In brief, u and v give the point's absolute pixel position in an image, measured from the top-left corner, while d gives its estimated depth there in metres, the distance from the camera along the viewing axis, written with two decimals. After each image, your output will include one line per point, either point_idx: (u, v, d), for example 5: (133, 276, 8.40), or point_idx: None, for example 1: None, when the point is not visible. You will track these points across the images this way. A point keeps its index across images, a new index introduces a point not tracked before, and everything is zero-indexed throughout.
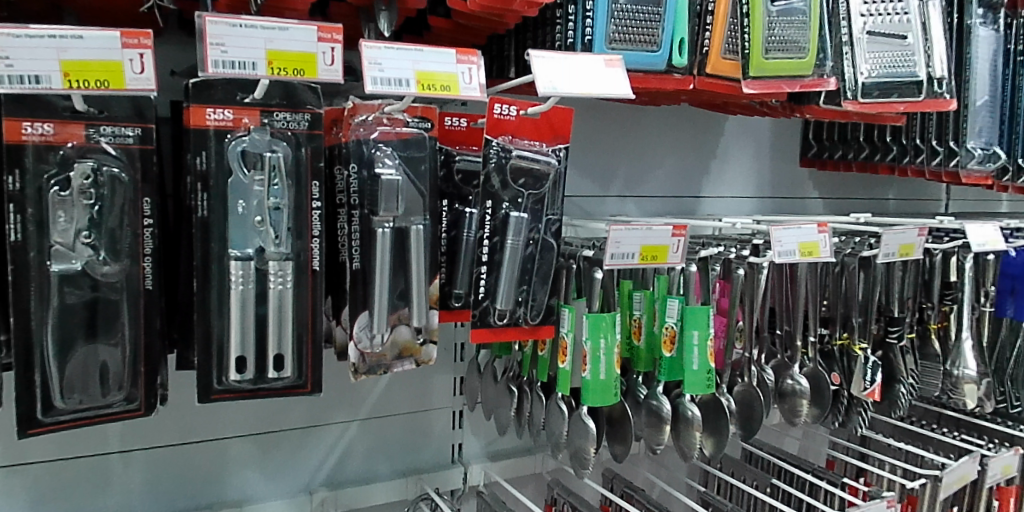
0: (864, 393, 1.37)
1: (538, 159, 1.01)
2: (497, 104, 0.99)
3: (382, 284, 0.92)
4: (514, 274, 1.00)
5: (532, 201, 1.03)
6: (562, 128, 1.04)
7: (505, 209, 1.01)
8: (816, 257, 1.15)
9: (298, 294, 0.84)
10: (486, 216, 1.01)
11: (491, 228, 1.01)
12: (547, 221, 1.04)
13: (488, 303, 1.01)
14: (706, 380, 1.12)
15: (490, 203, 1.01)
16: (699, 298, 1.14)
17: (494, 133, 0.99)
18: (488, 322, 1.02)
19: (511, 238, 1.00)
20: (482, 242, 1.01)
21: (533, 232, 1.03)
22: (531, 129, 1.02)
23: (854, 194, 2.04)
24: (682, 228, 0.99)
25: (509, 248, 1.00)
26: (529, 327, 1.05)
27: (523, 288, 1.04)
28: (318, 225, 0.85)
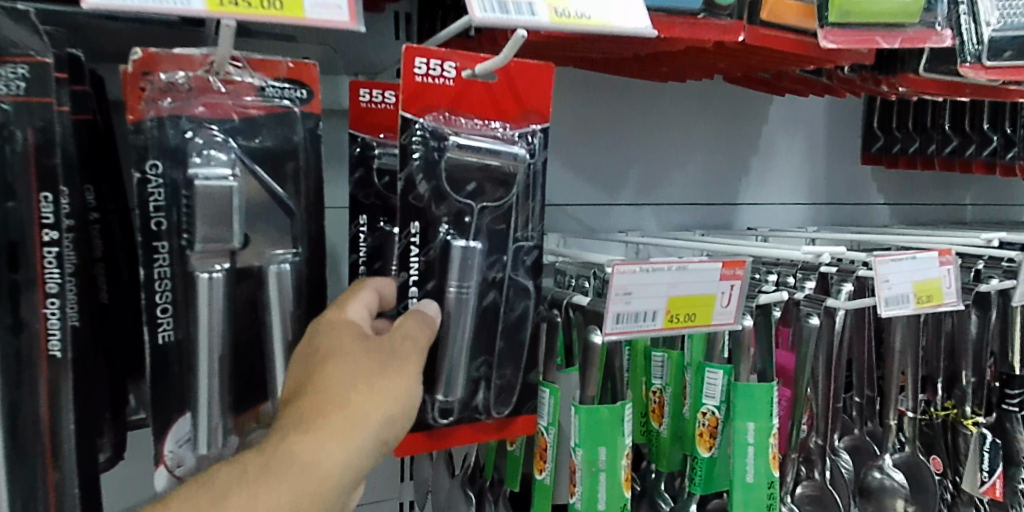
0: (980, 490, 0.97)
1: (497, 152, 0.60)
2: (419, 58, 0.57)
3: (208, 374, 0.52)
4: (464, 342, 0.59)
5: (488, 218, 0.62)
6: (535, 99, 0.62)
7: (442, 234, 0.60)
8: (937, 305, 0.76)
9: (18, 405, 0.44)
10: (412, 248, 0.59)
11: (419, 268, 0.60)
12: (515, 247, 0.63)
13: (419, 391, 0.61)
14: (767, 498, 0.72)
15: (417, 225, 0.59)
16: (755, 369, 0.74)
17: (417, 108, 0.58)
18: (424, 422, 0.61)
19: (453, 285, 0.58)
20: (408, 293, 0.59)
21: (490, 268, 0.62)
22: (483, 102, 0.60)
23: (929, 199, 1.58)
24: (738, 266, 0.59)
25: (450, 302, 0.58)
26: (484, 422, 0.64)
27: (477, 361, 0.63)
28: (54, 275, 0.45)
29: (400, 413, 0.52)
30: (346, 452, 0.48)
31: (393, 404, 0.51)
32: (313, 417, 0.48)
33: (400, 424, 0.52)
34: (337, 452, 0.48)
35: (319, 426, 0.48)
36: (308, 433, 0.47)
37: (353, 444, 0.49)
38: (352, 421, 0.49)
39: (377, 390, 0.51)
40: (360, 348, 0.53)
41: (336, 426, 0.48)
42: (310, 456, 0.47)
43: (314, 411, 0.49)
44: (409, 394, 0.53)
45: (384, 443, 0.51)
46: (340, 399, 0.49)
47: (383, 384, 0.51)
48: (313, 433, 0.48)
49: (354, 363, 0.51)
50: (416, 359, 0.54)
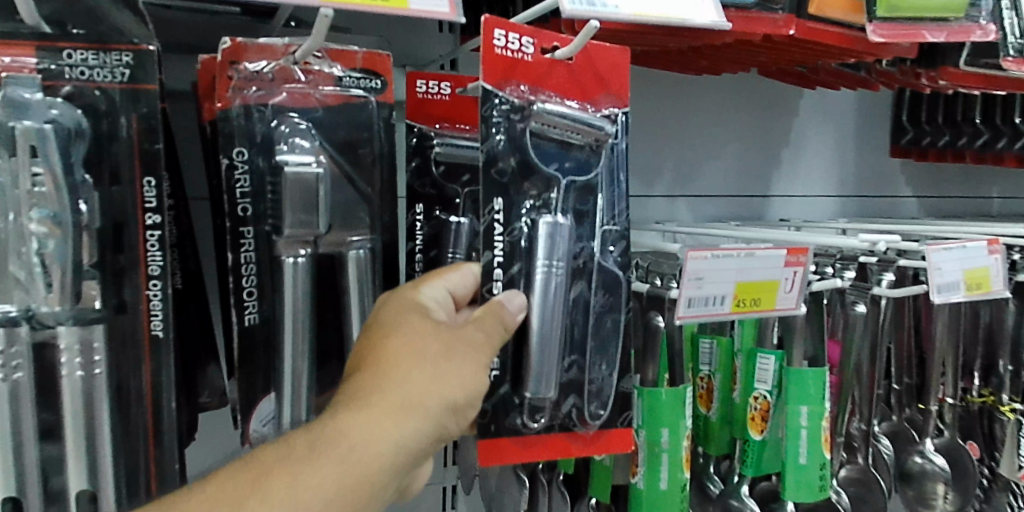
0: (1017, 474, 0.96)
1: (581, 123, 0.59)
2: (498, 31, 0.56)
3: (293, 353, 0.54)
4: (553, 333, 0.55)
5: (577, 200, 0.62)
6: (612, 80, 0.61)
7: (525, 215, 0.59)
8: (986, 293, 0.78)
9: (122, 382, 0.46)
10: (497, 226, 0.57)
11: (502, 250, 0.57)
12: (602, 232, 0.62)
13: (506, 390, 0.57)
14: (819, 480, 0.73)
15: (500, 204, 0.57)
16: (808, 355, 0.75)
17: (498, 80, 0.56)
18: (512, 424, 0.57)
19: (540, 262, 0.55)
20: (493, 277, 0.57)
21: (577, 255, 0.60)
22: (563, 79, 0.59)
23: (957, 192, 1.58)
24: (802, 254, 0.61)
25: (537, 284, 0.55)
26: (581, 435, 0.60)
27: (568, 358, 0.60)
28: (156, 257, 0.46)
29: (461, 398, 0.51)
30: (395, 430, 0.48)
31: (454, 389, 0.50)
32: (363, 397, 0.48)
33: (461, 410, 0.51)
34: (385, 433, 0.47)
35: (369, 408, 0.48)
36: (356, 413, 0.47)
37: (405, 423, 0.48)
38: (404, 402, 0.48)
39: (438, 374, 0.50)
40: (429, 330, 0.51)
41: (386, 405, 0.48)
42: (355, 436, 0.46)
43: (369, 387, 0.48)
44: (475, 380, 0.51)
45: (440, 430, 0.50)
46: (395, 376, 0.49)
47: (444, 367, 0.50)
48: (364, 413, 0.47)
49: (417, 345, 0.50)
50: (488, 346, 0.52)
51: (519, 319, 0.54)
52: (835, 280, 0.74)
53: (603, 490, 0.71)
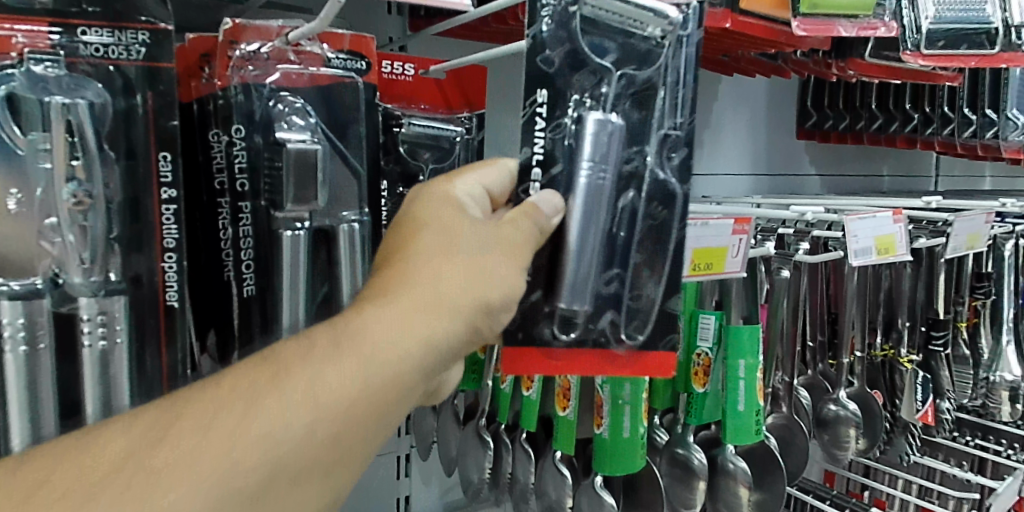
0: (916, 416, 1.12)
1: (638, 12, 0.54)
2: None
3: (292, 322, 0.57)
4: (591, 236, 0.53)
5: (625, 96, 0.57)
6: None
7: (573, 108, 0.55)
8: (893, 256, 0.90)
9: (141, 351, 0.49)
10: (539, 118, 0.54)
11: (544, 148, 0.55)
12: (661, 135, 0.56)
13: (538, 301, 0.55)
14: (755, 424, 0.82)
15: (544, 94, 0.55)
16: (743, 314, 0.84)
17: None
18: (538, 335, 0.55)
19: (584, 166, 0.53)
20: (530, 175, 0.54)
21: (626, 159, 0.56)
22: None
23: (856, 170, 1.72)
24: (745, 222, 0.70)
25: (580, 188, 0.53)
26: (617, 354, 0.57)
27: (616, 271, 0.57)
28: (171, 231, 0.50)
29: (495, 297, 0.47)
30: (415, 330, 0.43)
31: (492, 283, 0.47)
32: (389, 285, 0.44)
33: (495, 310, 0.48)
34: (412, 331, 0.43)
35: (401, 299, 0.44)
36: (376, 311, 0.43)
37: (426, 322, 0.44)
38: (426, 301, 0.44)
39: (473, 263, 0.47)
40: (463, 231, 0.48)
41: (405, 304, 0.44)
42: (378, 329, 0.42)
43: (388, 290, 0.44)
44: (511, 278, 0.48)
45: (475, 328, 0.47)
46: (418, 281, 0.45)
47: (476, 265, 0.47)
48: (394, 299, 0.44)
49: (449, 236, 0.48)
50: (526, 244, 0.49)
51: (555, 219, 0.52)
52: (766, 247, 0.83)
53: (568, 444, 0.78)
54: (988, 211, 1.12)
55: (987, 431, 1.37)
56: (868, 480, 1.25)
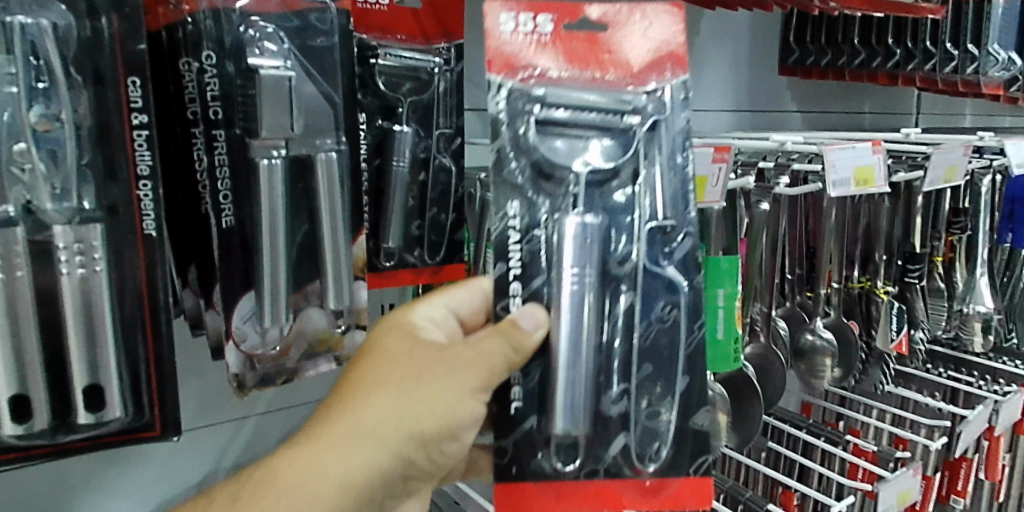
0: (891, 346, 1.15)
1: (593, 107, 0.57)
2: (505, 14, 0.56)
3: (273, 251, 0.57)
4: (582, 345, 0.52)
5: (600, 199, 0.58)
6: (630, 44, 0.58)
7: (545, 217, 0.56)
8: (872, 188, 0.90)
9: (120, 280, 0.48)
10: (512, 235, 0.55)
11: (520, 260, 0.55)
12: (649, 232, 0.58)
13: (535, 423, 0.56)
14: (733, 352, 0.84)
15: (515, 204, 0.55)
16: (723, 245, 0.84)
17: (505, 66, 0.56)
18: (541, 467, 0.56)
19: (568, 268, 0.53)
20: (509, 292, 0.56)
21: (608, 262, 0.57)
22: (579, 51, 0.58)
23: (837, 108, 1.71)
24: (725, 151, 0.72)
25: (566, 295, 0.53)
26: (633, 484, 0.57)
27: (621, 384, 0.57)
28: (145, 157, 0.49)
29: (431, 428, 0.53)
30: (340, 458, 0.51)
31: (428, 413, 0.52)
32: (329, 425, 0.52)
33: (433, 440, 0.53)
34: (337, 462, 0.51)
35: (334, 443, 0.51)
36: (312, 444, 0.52)
37: (352, 453, 0.51)
38: (358, 432, 0.52)
39: (414, 400, 0.52)
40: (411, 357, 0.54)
41: (337, 435, 0.52)
42: (309, 462, 0.51)
43: (330, 417, 0.52)
44: (455, 409, 0.53)
45: (414, 457, 0.53)
46: (355, 408, 0.52)
47: (410, 397, 0.53)
48: (328, 442, 0.52)
49: (393, 371, 0.53)
50: (478, 366, 0.53)
51: (538, 333, 0.53)
52: (746, 180, 0.86)
53: None
54: (966, 144, 1.12)
55: (959, 363, 1.40)
56: (843, 410, 1.28)
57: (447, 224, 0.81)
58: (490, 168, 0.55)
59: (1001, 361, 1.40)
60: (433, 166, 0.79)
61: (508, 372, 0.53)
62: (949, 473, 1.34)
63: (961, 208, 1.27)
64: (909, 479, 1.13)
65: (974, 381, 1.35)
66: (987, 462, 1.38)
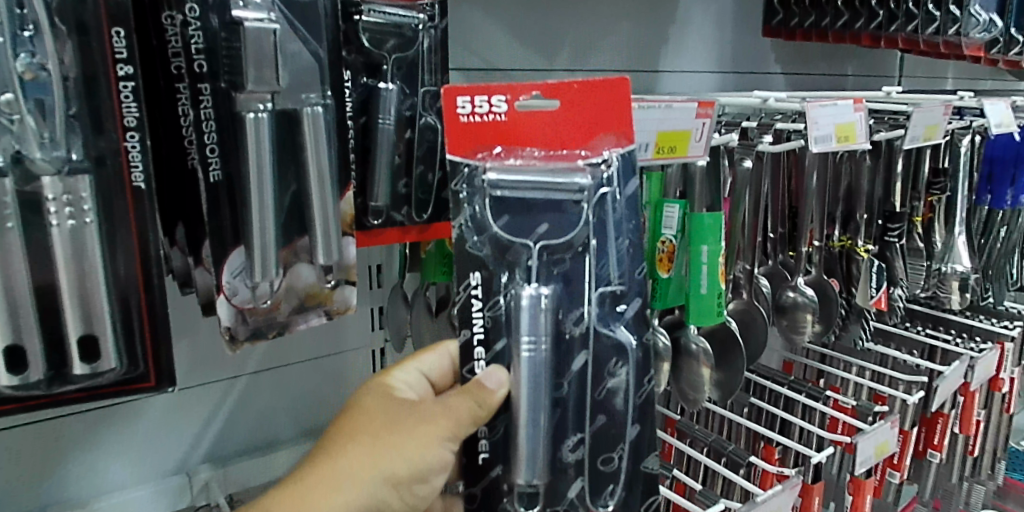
0: (870, 303, 1.16)
1: (547, 183, 0.60)
2: (462, 97, 0.61)
3: (262, 205, 0.58)
4: (540, 406, 0.57)
5: (552, 273, 0.62)
6: (579, 120, 0.63)
7: (505, 288, 0.61)
8: (853, 144, 0.91)
9: (112, 232, 0.49)
10: (476, 302, 0.61)
11: (483, 326, 0.61)
12: (599, 296, 0.62)
13: (498, 472, 0.62)
14: (717, 306, 0.86)
15: (477, 276, 0.61)
16: (707, 203, 0.85)
17: (463, 150, 0.62)
18: (504, 505, 0.63)
19: (524, 341, 0.56)
20: (473, 355, 0.62)
21: (562, 329, 0.62)
22: (533, 130, 0.62)
23: (820, 70, 1.71)
24: (708, 106, 0.73)
25: (523, 362, 0.56)
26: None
27: (576, 435, 0.63)
28: (132, 109, 0.49)
29: (402, 475, 0.59)
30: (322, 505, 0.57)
31: (402, 460, 0.58)
32: (310, 477, 0.58)
33: (404, 486, 0.59)
34: (318, 510, 0.56)
35: (318, 491, 0.57)
36: (295, 492, 0.57)
37: (332, 501, 0.57)
38: (337, 483, 0.57)
39: (387, 454, 0.58)
40: (385, 417, 0.61)
41: (318, 485, 0.57)
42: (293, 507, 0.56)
43: (313, 472, 0.58)
44: (422, 458, 0.59)
45: (387, 502, 0.59)
46: (335, 464, 0.58)
47: (384, 451, 0.59)
48: (312, 490, 0.57)
49: (370, 427, 0.60)
50: (443, 421, 0.59)
51: (501, 392, 0.58)
52: (729, 137, 0.86)
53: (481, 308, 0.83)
54: (946, 104, 1.14)
55: (936, 322, 1.43)
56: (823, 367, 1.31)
57: (435, 181, 0.81)
58: (453, 243, 0.61)
59: (977, 319, 1.43)
60: (418, 125, 0.80)
61: (471, 427, 0.59)
62: (925, 428, 1.35)
63: (941, 168, 1.28)
64: (887, 432, 1.15)
65: (952, 339, 1.37)
66: (962, 417, 1.39)
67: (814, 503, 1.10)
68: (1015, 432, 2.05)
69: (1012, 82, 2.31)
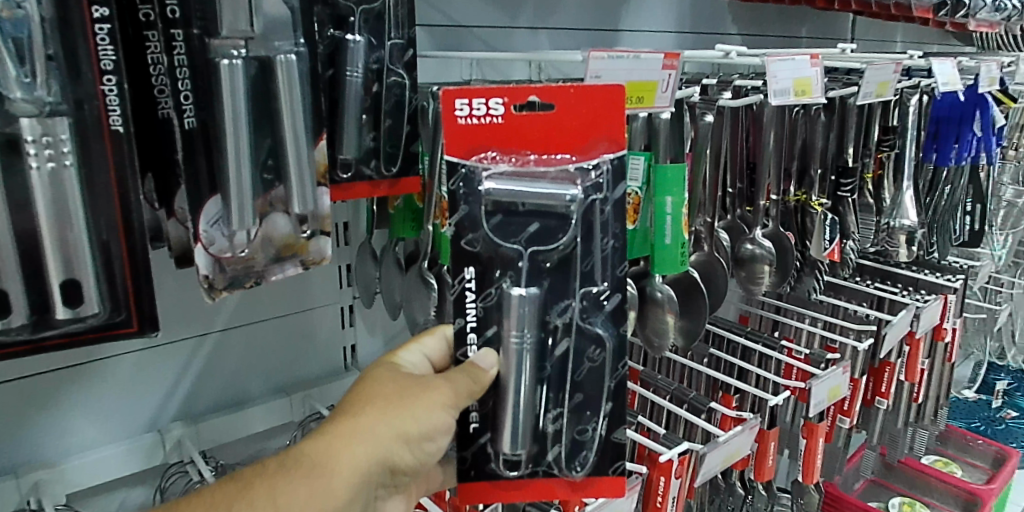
0: (824, 254, 1.22)
1: (539, 189, 0.62)
2: (460, 100, 0.62)
3: (238, 151, 0.59)
4: (524, 384, 0.61)
5: (539, 277, 0.64)
6: (574, 125, 0.65)
7: (498, 282, 0.63)
8: (809, 99, 0.94)
9: (91, 173, 0.52)
10: (469, 295, 0.63)
11: (477, 314, 0.63)
12: (582, 294, 0.65)
13: (486, 441, 0.64)
14: (680, 256, 0.89)
15: (471, 271, 0.63)
16: (671, 155, 0.87)
17: (461, 151, 0.63)
18: (490, 471, 0.65)
19: (512, 336, 0.61)
20: (466, 340, 0.63)
21: (547, 320, 0.64)
22: (529, 134, 0.64)
23: (776, 32, 1.74)
24: (673, 58, 0.75)
25: (512, 353, 0.61)
26: (567, 482, 0.66)
27: (553, 410, 0.65)
28: (108, 52, 0.52)
29: (412, 431, 0.60)
30: (346, 455, 0.58)
31: (405, 424, 0.60)
32: (332, 429, 0.59)
33: (415, 442, 0.60)
34: (343, 458, 0.58)
35: (327, 448, 0.58)
36: (322, 439, 0.59)
37: (354, 450, 0.58)
38: (354, 437, 0.59)
39: (397, 416, 0.60)
40: (396, 385, 0.63)
41: (339, 437, 0.59)
42: (321, 455, 0.57)
43: (333, 429, 0.59)
44: (429, 418, 0.60)
45: (400, 457, 0.60)
46: (354, 422, 0.60)
47: (395, 414, 0.60)
48: (334, 439, 0.59)
49: (376, 395, 0.62)
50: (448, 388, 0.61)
51: (494, 371, 0.61)
52: (691, 90, 0.88)
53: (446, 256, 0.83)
54: (897, 62, 1.18)
55: (885, 276, 1.50)
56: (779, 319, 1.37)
57: (403, 135, 0.81)
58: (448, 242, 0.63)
59: (922, 273, 1.50)
60: (386, 80, 0.80)
61: (474, 396, 0.61)
62: (873, 378, 1.41)
63: (891, 126, 1.33)
64: (838, 377, 1.21)
65: (898, 291, 1.44)
66: (908, 366, 1.43)
67: (771, 448, 1.16)
68: (957, 382, 2.16)
69: (957, 45, 2.38)
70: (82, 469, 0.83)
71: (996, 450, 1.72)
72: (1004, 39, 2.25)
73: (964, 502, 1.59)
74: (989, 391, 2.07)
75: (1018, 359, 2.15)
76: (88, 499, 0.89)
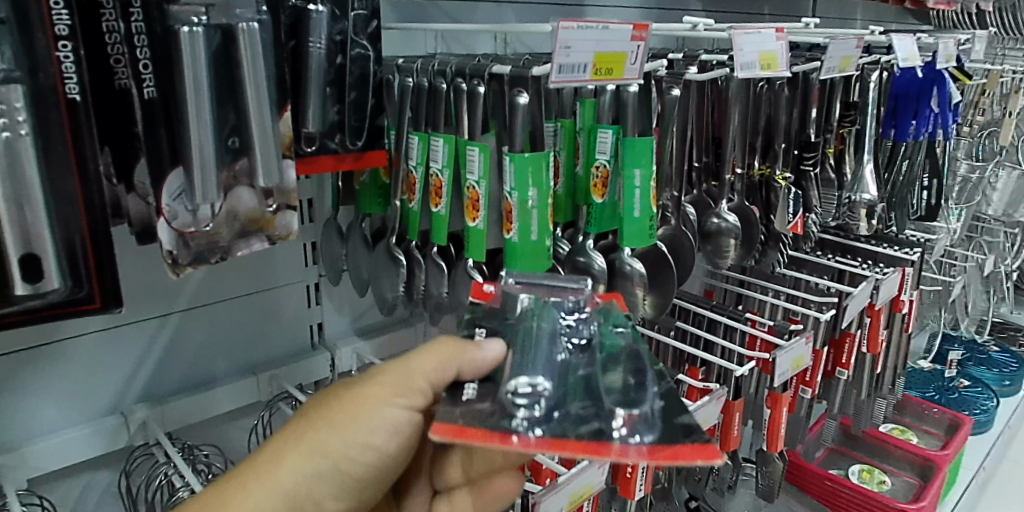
0: (787, 227, 1.23)
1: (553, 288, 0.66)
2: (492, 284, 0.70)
3: (200, 121, 0.57)
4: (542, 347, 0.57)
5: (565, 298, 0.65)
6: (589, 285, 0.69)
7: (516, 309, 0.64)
8: (775, 72, 0.96)
9: (47, 144, 0.51)
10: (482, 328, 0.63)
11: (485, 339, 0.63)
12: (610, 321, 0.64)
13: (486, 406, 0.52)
14: (648, 228, 0.88)
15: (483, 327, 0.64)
16: (639, 127, 0.86)
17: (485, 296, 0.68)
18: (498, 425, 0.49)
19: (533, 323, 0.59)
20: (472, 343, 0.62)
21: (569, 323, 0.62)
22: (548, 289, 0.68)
23: (739, 8, 1.75)
24: (642, 30, 0.76)
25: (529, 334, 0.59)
26: (621, 445, 0.47)
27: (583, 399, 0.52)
28: (62, 17, 0.50)
29: (351, 436, 0.60)
30: (279, 468, 0.58)
31: (345, 429, 0.60)
32: (271, 443, 0.60)
33: (352, 448, 0.60)
34: (277, 471, 0.58)
35: (262, 461, 0.58)
36: (261, 453, 0.59)
37: (288, 462, 0.58)
38: (289, 447, 0.59)
39: (339, 421, 0.60)
40: (342, 392, 0.63)
41: (276, 449, 0.59)
42: (255, 470, 0.58)
43: (271, 444, 0.60)
44: (372, 418, 0.60)
45: (337, 465, 0.60)
46: (293, 434, 0.60)
47: (337, 419, 0.60)
48: (270, 452, 0.59)
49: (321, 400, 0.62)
50: (395, 383, 0.61)
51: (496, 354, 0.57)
52: (659, 63, 0.88)
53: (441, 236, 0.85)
54: (858, 37, 1.20)
55: (845, 250, 1.54)
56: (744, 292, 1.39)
57: (368, 108, 0.80)
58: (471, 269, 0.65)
59: (881, 246, 1.53)
60: (350, 53, 0.78)
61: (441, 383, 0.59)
62: (834, 349, 1.45)
63: (852, 101, 1.35)
64: (801, 347, 1.23)
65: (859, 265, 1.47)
66: (869, 337, 1.46)
67: (737, 418, 1.18)
68: (913, 353, 2.22)
69: (913, 23, 2.44)
70: (44, 453, 0.82)
71: (950, 417, 1.78)
72: (958, 18, 2.32)
73: (920, 468, 1.64)
74: (943, 361, 2.13)
75: (970, 330, 2.22)
76: (50, 482, 0.87)
